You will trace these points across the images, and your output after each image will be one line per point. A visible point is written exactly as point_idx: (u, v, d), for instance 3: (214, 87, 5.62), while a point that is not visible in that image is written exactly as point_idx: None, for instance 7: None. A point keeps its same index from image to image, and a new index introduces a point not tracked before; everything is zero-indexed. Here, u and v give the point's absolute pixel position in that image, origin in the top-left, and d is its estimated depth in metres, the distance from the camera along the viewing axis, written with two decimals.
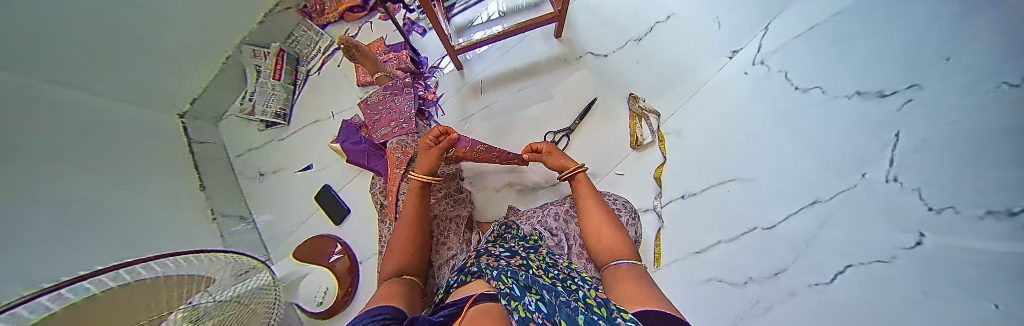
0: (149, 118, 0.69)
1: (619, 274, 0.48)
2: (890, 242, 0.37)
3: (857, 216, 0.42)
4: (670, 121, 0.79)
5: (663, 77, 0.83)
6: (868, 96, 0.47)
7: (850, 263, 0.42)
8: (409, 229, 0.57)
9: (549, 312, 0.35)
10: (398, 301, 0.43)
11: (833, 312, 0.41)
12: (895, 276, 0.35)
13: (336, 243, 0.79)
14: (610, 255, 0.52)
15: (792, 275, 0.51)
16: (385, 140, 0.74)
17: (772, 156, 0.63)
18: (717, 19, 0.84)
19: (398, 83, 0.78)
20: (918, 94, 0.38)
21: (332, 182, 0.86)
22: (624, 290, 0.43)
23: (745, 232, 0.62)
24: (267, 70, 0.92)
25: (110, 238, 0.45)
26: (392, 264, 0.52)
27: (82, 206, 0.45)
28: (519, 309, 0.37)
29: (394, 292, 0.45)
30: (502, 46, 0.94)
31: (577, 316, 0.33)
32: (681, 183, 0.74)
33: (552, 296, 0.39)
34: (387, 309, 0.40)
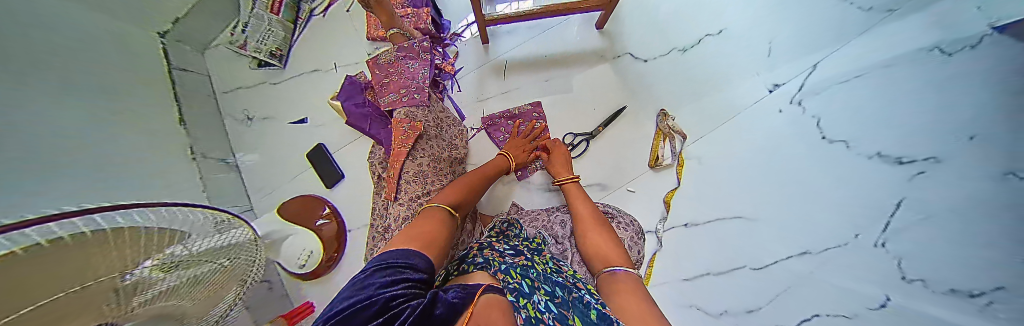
0: (130, 31, 0.59)
1: (615, 283, 0.45)
2: (861, 298, 0.42)
3: (848, 271, 0.46)
4: (693, 147, 0.75)
5: (691, 93, 0.78)
6: (887, 161, 0.44)
7: (817, 313, 0.48)
8: (463, 186, 0.59)
9: (560, 314, 0.37)
10: (435, 246, 0.43)
11: None
12: None
13: (326, 206, 0.76)
14: (607, 263, 0.50)
15: (767, 314, 0.56)
16: (393, 108, 0.67)
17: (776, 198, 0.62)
18: (769, 45, 0.77)
19: (415, 46, 0.69)
20: (934, 171, 0.37)
21: (327, 142, 0.80)
22: (622, 301, 0.41)
23: (737, 269, 0.63)
24: (263, 0, 0.79)
25: (84, 176, 0.39)
26: (440, 200, 0.54)
27: (55, 132, 0.37)
28: (529, 308, 0.37)
29: (434, 230, 0.46)
30: (536, 26, 0.84)
31: (591, 312, 0.38)
32: (690, 210, 0.72)
33: (565, 292, 0.43)
34: (421, 252, 0.39)
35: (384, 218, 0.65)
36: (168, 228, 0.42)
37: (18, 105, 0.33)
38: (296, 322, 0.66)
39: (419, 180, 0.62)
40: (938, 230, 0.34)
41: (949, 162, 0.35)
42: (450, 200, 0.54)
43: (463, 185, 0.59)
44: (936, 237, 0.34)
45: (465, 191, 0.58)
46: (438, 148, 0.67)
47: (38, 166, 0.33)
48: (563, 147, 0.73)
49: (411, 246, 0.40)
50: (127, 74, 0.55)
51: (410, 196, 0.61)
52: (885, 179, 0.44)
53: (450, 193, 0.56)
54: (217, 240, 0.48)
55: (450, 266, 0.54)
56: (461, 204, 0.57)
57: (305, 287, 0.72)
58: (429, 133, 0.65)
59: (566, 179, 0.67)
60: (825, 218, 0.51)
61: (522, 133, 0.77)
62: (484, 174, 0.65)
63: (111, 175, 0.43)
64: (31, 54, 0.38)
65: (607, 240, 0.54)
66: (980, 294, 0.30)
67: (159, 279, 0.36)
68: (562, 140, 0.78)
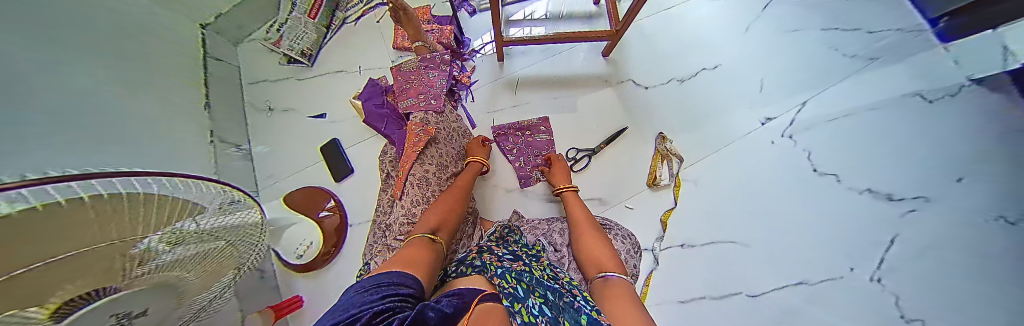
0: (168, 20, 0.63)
1: (607, 288, 0.47)
2: None
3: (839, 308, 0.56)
4: (690, 169, 0.79)
5: (688, 120, 0.83)
6: (877, 196, 0.61)
7: None
8: (449, 204, 0.61)
9: (553, 316, 0.39)
10: (422, 268, 0.44)
11: None
12: None
13: (331, 199, 0.77)
14: (601, 269, 0.51)
15: None
16: (409, 111, 0.72)
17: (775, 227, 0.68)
18: (760, 82, 0.83)
19: (436, 58, 0.76)
20: (924, 206, 0.54)
21: (341, 137, 0.83)
22: (614, 306, 0.43)
23: (734, 294, 0.65)
24: (303, 5, 0.88)
25: (111, 147, 0.41)
26: (424, 226, 0.54)
27: (86, 102, 0.40)
28: (524, 314, 0.39)
29: (421, 254, 0.47)
30: (548, 50, 0.92)
31: (581, 317, 0.39)
32: (686, 232, 0.73)
33: (556, 297, 0.44)
34: (408, 274, 0.40)
35: (389, 215, 0.66)
36: (188, 200, 0.43)
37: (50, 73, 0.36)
38: (283, 317, 0.65)
39: (425, 184, 0.64)
40: None
41: (953, 187, 0.51)
42: (434, 223, 0.55)
43: (449, 204, 0.61)
44: (930, 272, 0.49)
45: (450, 210, 0.60)
46: (446, 155, 0.70)
47: (57, 130, 0.35)
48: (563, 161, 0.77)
49: (399, 269, 0.40)
50: (154, 58, 0.58)
51: (412, 199, 0.63)
52: (877, 212, 0.60)
53: (435, 215, 0.57)
54: (229, 219, 0.48)
55: (448, 267, 0.55)
56: (447, 224, 0.58)
57: (298, 280, 0.71)
58: (439, 139, 0.69)
59: (564, 187, 0.71)
60: (821, 252, 0.62)
61: (526, 145, 0.82)
62: (463, 186, 0.67)
63: (130, 148, 0.45)
64: (48, 20, 0.39)
65: (601, 249, 0.55)
66: None
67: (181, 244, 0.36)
68: (563, 154, 0.81)
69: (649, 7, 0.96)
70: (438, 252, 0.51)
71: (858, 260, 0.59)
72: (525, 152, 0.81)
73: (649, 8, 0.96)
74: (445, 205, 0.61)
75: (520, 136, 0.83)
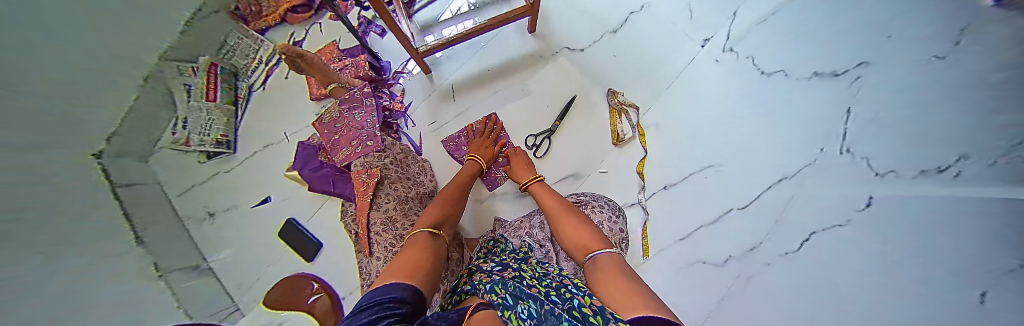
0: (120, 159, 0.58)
1: (598, 270, 0.45)
2: (846, 205, 0.42)
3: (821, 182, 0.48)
4: (648, 115, 0.78)
5: (634, 71, 0.81)
6: (825, 77, 0.51)
7: (817, 230, 0.46)
8: (443, 205, 0.56)
9: (541, 318, 0.36)
10: (422, 274, 0.39)
11: (813, 275, 0.44)
12: (858, 236, 0.39)
13: (314, 282, 0.74)
14: (585, 248, 0.51)
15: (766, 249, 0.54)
16: (349, 161, 0.66)
17: (733, 135, 0.68)
18: (688, 8, 0.83)
19: (356, 95, 0.70)
20: (867, 73, 0.43)
21: (297, 214, 0.79)
22: (606, 288, 0.41)
23: (724, 213, 0.65)
24: (198, 90, 0.76)
25: (82, 304, 0.39)
26: (424, 223, 0.50)
27: (59, 267, 0.38)
28: (512, 319, 0.37)
29: (421, 259, 0.42)
30: (474, 44, 0.87)
31: (561, 324, 0.35)
32: (662, 175, 0.74)
33: (538, 306, 0.39)
34: (409, 283, 0.35)
35: (367, 273, 0.63)
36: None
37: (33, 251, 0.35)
38: None
39: (388, 227, 0.60)
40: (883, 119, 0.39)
41: (888, 46, 0.41)
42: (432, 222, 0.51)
43: (444, 206, 0.56)
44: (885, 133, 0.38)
45: (448, 210, 0.56)
46: (403, 189, 0.66)
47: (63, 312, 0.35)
48: (524, 156, 0.73)
49: (397, 280, 0.36)
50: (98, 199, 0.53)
51: (383, 246, 0.59)
52: (825, 95, 0.50)
53: (434, 211, 0.54)
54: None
55: (444, 300, 0.53)
56: (445, 223, 0.54)
57: None
58: (390, 177, 0.64)
59: (529, 181, 0.68)
60: None
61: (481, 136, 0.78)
62: (460, 184, 0.63)
63: (121, 300, 0.44)
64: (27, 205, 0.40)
65: (583, 230, 0.53)
66: (947, 167, 0.29)
67: None
68: (523, 144, 0.79)
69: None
70: (439, 254, 0.46)
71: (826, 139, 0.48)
72: None
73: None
74: (439, 207, 0.56)
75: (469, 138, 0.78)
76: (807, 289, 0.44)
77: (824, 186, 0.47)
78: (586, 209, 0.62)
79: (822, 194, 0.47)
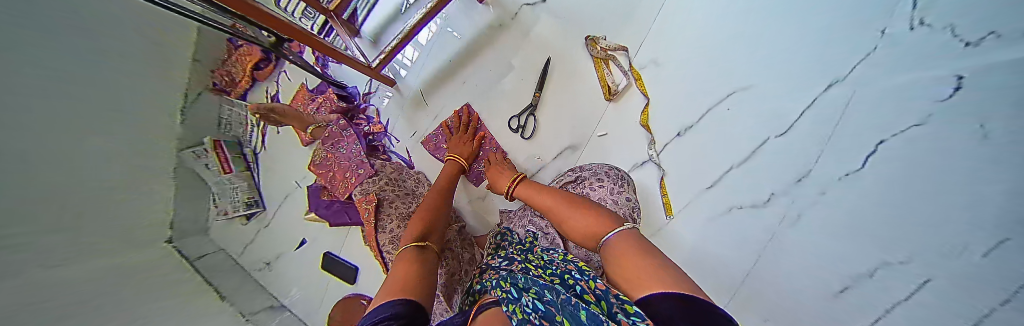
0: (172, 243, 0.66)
1: (613, 252, 0.37)
2: (925, 95, 0.33)
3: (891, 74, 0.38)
4: (641, 53, 0.66)
5: (612, 6, 0.68)
6: None
7: (885, 138, 0.37)
8: (427, 212, 0.53)
9: (547, 309, 0.34)
10: (417, 287, 0.34)
11: (891, 195, 0.35)
12: (944, 132, 0.31)
13: (365, 300, 0.80)
14: (592, 234, 0.42)
15: (819, 174, 0.44)
16: (348, 194, 0.69)
17: (755, 47, 0.54)
18: None
19: (335, 129, 0.70)
20: None
21: (331, 248, 0.87)
22: (625, 270, 0.33)
23: (760, 146, 0.52)
24: (215, 165, 0.83)
25: None
26: (408, 238, 0.45)
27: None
28: (518, 313, 0.35)
29: (412, 272, 0.37)
30: (430, 37, 0.80)
31: (579, 312, 0.31)
32: (671, 120, 0.63)
33: (554, 294, 0.37)
34: (401, 299, 0.30)
35: None
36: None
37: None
38: None
39: (397, 245, 0.62)
40: None
41: None
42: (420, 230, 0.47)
43: (430, 213, 0.53)
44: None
45: (435, 216, 0.53)
46: (403, 204, 0.66)
47: None
48: (501, 158, 0.69)
49: (383, 301, 0.31)
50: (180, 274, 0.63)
51: (398, 263, 0.62)
52: None
53: (416, 224, 0.49)
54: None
55: (462, 300, 0.54)
56: (435, 230, 0.50)
57: None
58: (387, 198, 0.65)
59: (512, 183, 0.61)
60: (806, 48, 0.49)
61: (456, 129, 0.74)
62: (441, 189, 0.60)
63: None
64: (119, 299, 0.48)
65: (586, 217, 0.44)
66: None
67: None
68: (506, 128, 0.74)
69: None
70: (433, 264, 0.42)
71: (887, 15, 0.40)
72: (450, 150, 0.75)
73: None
74: (426, 213, 0.53)
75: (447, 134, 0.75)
76: (887, 209, 0.36)
77: (898, 76, 0.37)
78: (585, 184, 0.56)
79: (907, 81, 0.36)
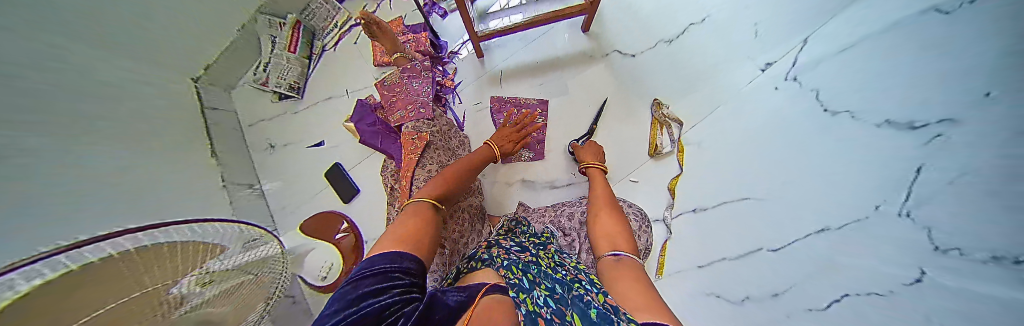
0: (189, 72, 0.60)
1: (615, 269, 0.44)
2: (895, 275, 0.38)
3: (869, 239, 0.42)
4: (691, 132, 0.76)
5: (684, 84, 0.78)
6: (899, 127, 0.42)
7: (847, 293, 0.43)
8: (444, 180, 0.55)
9: (558, 308, 0.37)
10: (419, 240, 0.40)
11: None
12: (903, 309, 0.36)
13: (347, 221, 0.82)
14: (613, 247, 0.49)
15: (790, 298, 0.51)
16: (401, 123, 0.72)
17: (790, 171, 0.60)
18: (753, 27, 0.77)
19: (418, 65, 0.75)
20: None
21: (343, 161, 0.86)
22: (620, 286, 0.40)
23: (755, 251, 0.60)
24: (281, 42, 0.88)
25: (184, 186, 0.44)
26: (424, 191, 0.51)
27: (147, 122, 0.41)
28: (528, 302, 0.38)
29: (419, 225, 0.42)
30: (524, 37, 0.87)
31: (591, 310, 0.36)
32: (692, 197, 0.73)
33: (564, 290, 0.43)
34: (411, 254, 0.36)
35: None
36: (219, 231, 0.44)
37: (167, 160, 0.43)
38: None
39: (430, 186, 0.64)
40: None
41: None
42: (437, 193, 0.51)
43: (448, 178, 0.56)
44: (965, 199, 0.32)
45: (451, 183, 0.55)
46: (446, 156, 0.70)
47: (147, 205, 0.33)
48: (597, 144, 0.74)
49: (399, 248, 0.36)
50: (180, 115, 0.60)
51: None
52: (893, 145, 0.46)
53: (439, 179, 0.55)
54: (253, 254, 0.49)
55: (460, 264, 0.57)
56: (448, 199, 0.54)
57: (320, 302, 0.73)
58: (436, 144, 0.69)
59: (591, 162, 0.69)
60: None
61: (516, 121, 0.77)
62: (472, 160, 0.62)
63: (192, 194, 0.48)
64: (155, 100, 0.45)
65: (618, 227, 0.53)
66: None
67: (199, 291, 0.33)
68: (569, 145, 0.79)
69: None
70: (439, 223, 0.48)
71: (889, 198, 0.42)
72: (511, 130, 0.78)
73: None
74: (446, 177, 0.56)
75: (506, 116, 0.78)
76: None
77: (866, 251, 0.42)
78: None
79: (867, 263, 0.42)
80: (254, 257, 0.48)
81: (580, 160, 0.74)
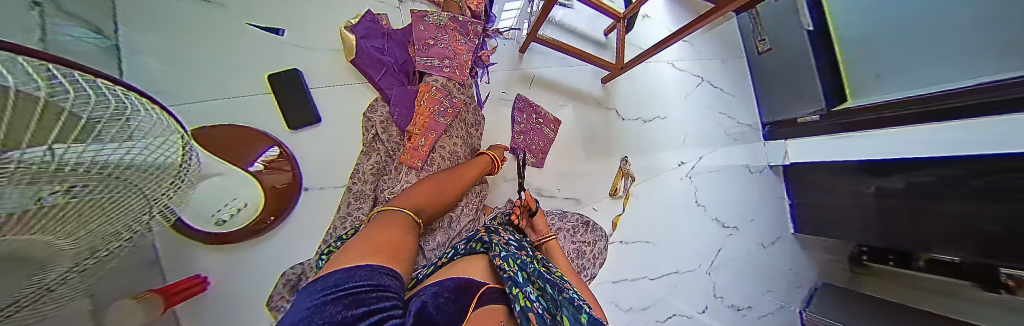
0: None
1: None
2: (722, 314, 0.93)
3: (722, 305, 0.93)
4: (636, 187, 1.01)
5: (644, 154, 1.04)
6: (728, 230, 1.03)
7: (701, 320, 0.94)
8: (429, 189, 0.53)
9: (549, 308, 0.41)
10: (398, 257, 0.38)
11: None
12: None
13: (276, 146, 0.57)
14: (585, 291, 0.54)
15: (648, 313, 0.90)
16: (427, 71, 0.63)
17: (675, 234, 1.00)
18: (684, 137, 1.10)
19: (471, 25, 0.70)
20: None
21: (306, 70, 0.63)
22: None
23: (640, 278, 0.93)
24: None
25: None
26: (405, 201, 0.49)
27: None
28: (519, 298, 0.40)
29: (399, 239, 0.41)
30: (564, 59, 0.95)
31: (582, 316, 0.42)
32: (625, 233, 0.95)
33: (555, 291, 0.46)
34: (387, 268, 0.34)
35: (389, 180, 0.60)
36: (54, 97, 0.22)
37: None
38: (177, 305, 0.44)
39: (448, 156, 0.62)
40: None
41: None
42: (418, 203, 0.50)
43: (439, 184, 0.55)
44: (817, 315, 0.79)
45: (438, 192, 0.55)
46: (466, 128, 0.67)
47: None
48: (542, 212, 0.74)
49: (376, 261, 0.34)
50: None
51: (436, 165, 0.60)
52: None
53: (421, 194, 0.51)
54: (112, 153, 0.27)
55: (457, 245, 0.57)
56: (430, 208, 0.53)
57: (200, 252, 0.50)
58: (460, 113, 0.65)
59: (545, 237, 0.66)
60: (687, 253, 0.98)
61: (530, 125, 0.85)
62: (474, 169, 0.63)
63: None
64: None
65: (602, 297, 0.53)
66: None
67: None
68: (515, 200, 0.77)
69: (639, 32, 1.02)
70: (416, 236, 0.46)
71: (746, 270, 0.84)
72: (528, 130, 0.84)
73: (637, 31, 1.02)
74: (439, 186, 0.55)
75: (529, 116, 0.85)
76: None
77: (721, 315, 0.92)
78: (580, 235, 0.82)
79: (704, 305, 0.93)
80: (125, 152, 0.29)
81: (530, 226, 0.70)
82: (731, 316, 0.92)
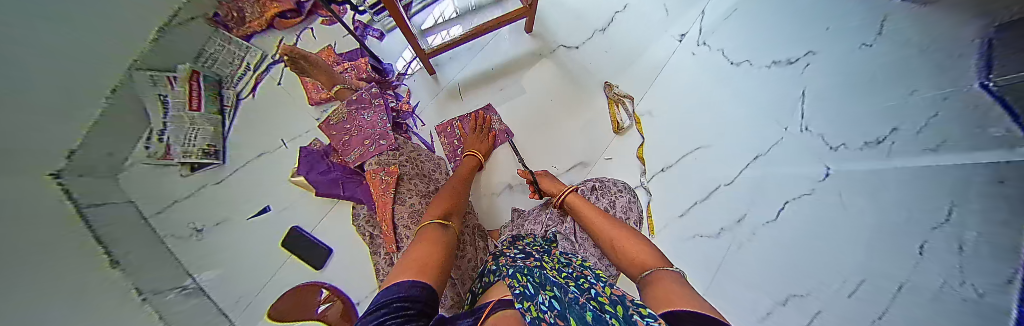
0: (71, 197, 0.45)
1: (657, 283, 0.35)
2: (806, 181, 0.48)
3: None
4: (642, 104, 0.83)
5: (623, 64, 0.87)
6: (781, 64, 0.59)
7: (787, 200, 0.50)
8: (447, 197, 0.57)
9: (561, 309, 0.30)
10: (432, 269, 0.37)
11: (770, 260, 0.48)
12: None
13: (324, 288, 0.73)
14: (611, 243, 0.49)
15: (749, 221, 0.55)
16: (362, 162, 0.65)
17: None
18: (664, 6, 0.89)
19: (365, 95, 0.69)
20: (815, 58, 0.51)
21: (302, 223, 0.79)
22: (655, 290, 0.33)
23: (714, 190, 0.65)
24: (179, 100, 0.72)
25: None
26: (434, 212, 0.51)
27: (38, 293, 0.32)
28: (529, 309, 0.32)
29: (433, 249, 0.41)
30: (473, 46, 0.91)
31: (586, 312, 0.29)
32: (662, 157, 0.77)
33: (563, 292, 0.35)
34: (421, 282, 0.33)
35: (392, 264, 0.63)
36: None
37: (20, 261, 0.33)
38: None
39: (424, 194, 0.64)
40: (832, 95, 0.44)
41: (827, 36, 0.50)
42: (442, 211, 0.53)
43: (449, 191, 0.60)
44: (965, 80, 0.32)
45: (452, 195, 0.59)
46: (422, 184, 0.65)
47: None
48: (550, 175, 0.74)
49: (410, 277, 0.33)
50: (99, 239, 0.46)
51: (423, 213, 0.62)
52: (785, 82, 0.57)
53: (439, 201, 0.55)
54: None
55: (474, 287, 0.56)
56: (455, 211, 0.56)
57: None
58: (409, 173, 0.64)
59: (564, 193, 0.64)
60: None
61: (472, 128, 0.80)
62: (467, 169, 0.69)
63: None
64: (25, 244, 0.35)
65: (639, 246, 0.44)
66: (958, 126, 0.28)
67: None
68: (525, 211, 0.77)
69: None
70: (449, 239, 0.47)
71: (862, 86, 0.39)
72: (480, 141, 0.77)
73: None
74: (447, 195, 0.59)
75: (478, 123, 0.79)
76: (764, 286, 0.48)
77: None
78: (608, 195, 0.67)
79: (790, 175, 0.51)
80: None
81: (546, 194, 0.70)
82: (871, 156, 0.37)
